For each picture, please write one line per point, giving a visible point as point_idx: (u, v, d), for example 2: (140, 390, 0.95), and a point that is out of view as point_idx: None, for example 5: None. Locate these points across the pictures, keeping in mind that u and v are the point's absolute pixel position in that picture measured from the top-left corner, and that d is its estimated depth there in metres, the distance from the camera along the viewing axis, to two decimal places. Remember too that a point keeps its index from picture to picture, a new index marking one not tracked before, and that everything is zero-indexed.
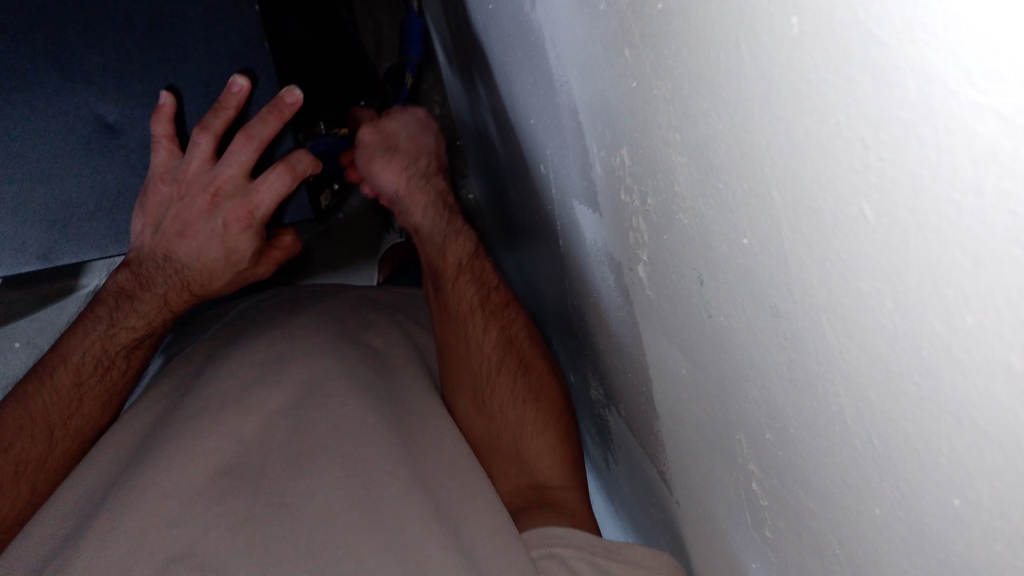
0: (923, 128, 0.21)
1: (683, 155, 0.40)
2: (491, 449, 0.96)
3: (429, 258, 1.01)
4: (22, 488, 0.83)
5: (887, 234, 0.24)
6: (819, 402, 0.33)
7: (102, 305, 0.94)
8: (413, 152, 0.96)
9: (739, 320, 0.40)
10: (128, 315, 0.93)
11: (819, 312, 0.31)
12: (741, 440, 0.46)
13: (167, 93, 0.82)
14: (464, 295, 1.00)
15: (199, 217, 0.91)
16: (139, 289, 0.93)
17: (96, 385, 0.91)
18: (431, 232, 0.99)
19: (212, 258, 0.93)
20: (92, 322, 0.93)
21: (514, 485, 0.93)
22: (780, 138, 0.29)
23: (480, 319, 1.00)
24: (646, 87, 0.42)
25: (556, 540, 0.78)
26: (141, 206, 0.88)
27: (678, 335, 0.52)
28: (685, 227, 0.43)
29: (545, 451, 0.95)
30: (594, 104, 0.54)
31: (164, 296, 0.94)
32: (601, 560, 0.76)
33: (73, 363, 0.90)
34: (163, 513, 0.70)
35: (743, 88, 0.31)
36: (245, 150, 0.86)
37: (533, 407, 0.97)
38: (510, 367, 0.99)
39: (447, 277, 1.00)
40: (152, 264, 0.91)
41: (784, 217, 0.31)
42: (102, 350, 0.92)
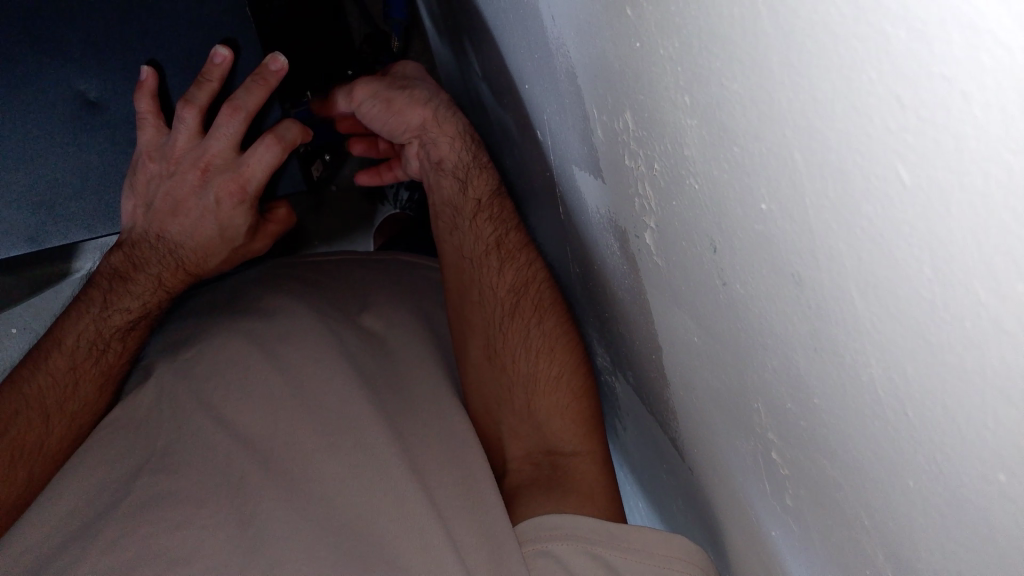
0: (968, 84, 0.19)
1: (693, 118, 0.38)
2: (500, 404, 0.94)
3: (448, 191, 0.97)
4: (19, 479, 0.77)
5: (925, 197, 0.23)
6: (848, 371, 0.32)
7: (95, 287, 0.89)
8: (432, 88, 0.97)
9: (757, 285, 0.38)
10: (123, 297, 0.88)
11: (847, 281, 0.29)
12: (759, 408, 0.45)
13: (147, 69, 0.79)
14: (482, 234, 0.97)
15: (190, 194, 0.87)
16: (132, 270, 0.88)
17: (92, 368, 0.84)
18: (457, 164, 0.97)
19: (207, 234, 0.89)
20: (85, 305, 0.88)
21: (524, 447, 0.93)
22: (804, 99, 0.27)
23: (496, 261, 0.97)
24: (650, 46, 0.40)
25: (554, 534, 0.79)
26: (131, 186, 0.84)
27: (689, 302, 0.50)
28: (697, 193, 0.41)
29: (558, 414, 0.93)
30: (596, 66, 0.51)
31: (159, 276, 0.89)
32: (603, 553, 0.77)
33: (68, 346, 0.85)
34: (173, 518, 0.69)
35: (760, 45, 0.29)
36: (232, 124, 0.82)
37: (546, 361, 0.94)
38: (524, 315, 0.96)
39: (466, 214, 0.97)
40: (145, 245, 0.88)
41: (808, 181, 0.29)
42: (97, 333, 0.86)
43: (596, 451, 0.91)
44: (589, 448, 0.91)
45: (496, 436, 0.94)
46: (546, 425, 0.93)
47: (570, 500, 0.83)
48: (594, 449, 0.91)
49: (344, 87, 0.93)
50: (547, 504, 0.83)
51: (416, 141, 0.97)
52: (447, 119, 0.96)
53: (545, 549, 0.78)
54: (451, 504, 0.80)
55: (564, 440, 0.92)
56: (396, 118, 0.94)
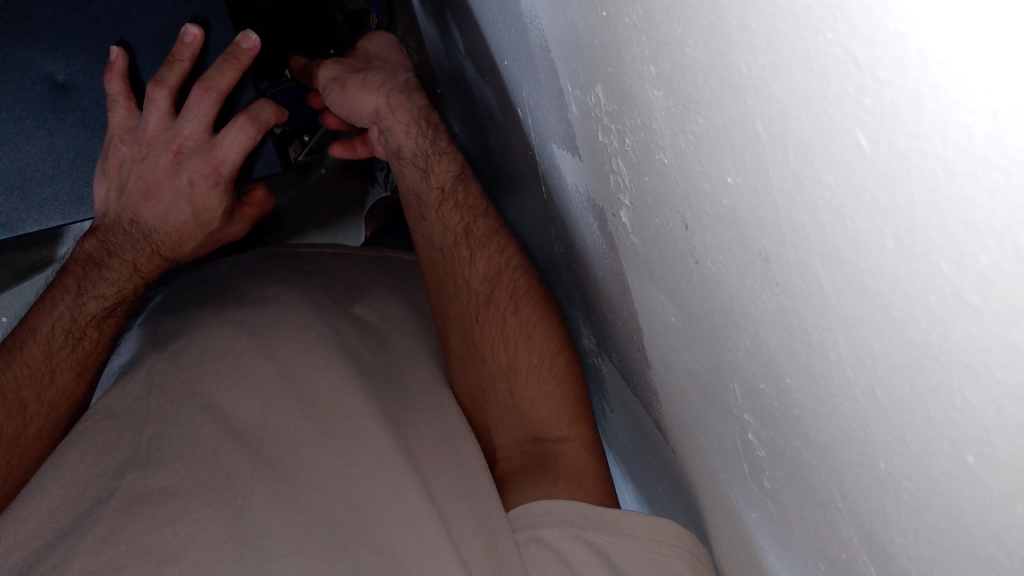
0: (924, 40, 0.18)
1: (659, 90, 0.36)
2: (483, 393, 0.94)
3: (411, 180, 0.96)
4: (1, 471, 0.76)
5: (885, 164, 0.21)
6: (817, 349, 0.31)
7: (69, 275, 0.86)
8: (387, 70, 0.92)
9: (728, 261, 0.37)
10: (98, 283, 0.86)
11: (813, 255, 0.28)
12: (734, 390, 0.44)
13: (116, 49, 0.77)
14: (448, 223, 0.96)
15: (162, 177, 0.85)
16: (106, 256, 0.86)
17: (69, 357, 0.83)
18: (416, 151, 0.94)
19: (181, 219, 0.87)
20: (59, 292, 0.86)
21: (511, 435, 0.93)
22: (763, 63, 0.26)
23: (467, 250, 0.96)
24: (616, 15, 0.38)
25: (545, 520, 0.78)
26: (104, 169, 0.83)
27: (665, 282, 0.49)
28: (667, 167, 0.40)
29: (543, 401, 0.92)
30: (567, 39, 0.50)
31: (134, 262, 0.87)
32: (594, 538, 0.77)
33: (43, 335, 0.83)
34: (163, 517, 0.68)
35: (718, 7, 0.27)
36: (204, 103, 0.81)
37: (525, 350, 0.93)
38: (500, 304, 0.95)
39: (430, 204, 0.96)
40: (119, 230, 0.85)
41: (770, 152, 0.28)
42: (73, 321, 0.84)
43: (585, 437, 0.90)
44: (576, 434, 0.90)
45: (484, 424, 0.94)
46: (530, 412, 0.92)
47: (560, 489, 0.83)
48: (582, 435, 0.90)
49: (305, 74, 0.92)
50: (537, 493, 0.83)
51: (375, 126, 0.93)
52: (402, 105, 0.92)
53: (537, 536, 0.78)
54: (446, 496, 0.79)
55: (550, 426, 0.91)
56: (351, 103, 0.91)
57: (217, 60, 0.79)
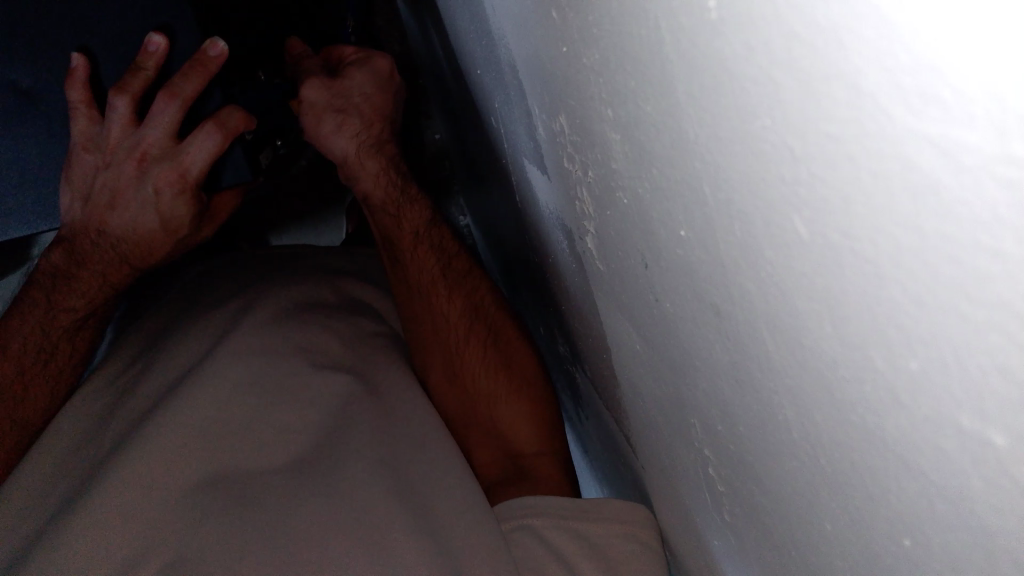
0: (855, 147, 0.18)
1: (617, 133, 0.36)
2: (466, 421, 0.93)
3: (382, 224, 0.93)
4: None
5: (821, 254, 0.21)
6: (766, 407, 0.31)
7: (35, 287, 0.88)
8: (367, 114, 0.87)
9: (683, 307, 0.37)
10: (67, 295, 0.88)
11: (759, 320, 0.27)
12: (694, 424, 0.44)
13: (76, 54, 0.73)
14: (425, 266, 0.94)
15: (128, 185, 0.84)
16: (76, 269, 0.87)
17: (40, 372, 0.86)
18: (388, 197, 0.91)
19: (147, 227, 0.86)
20: (28, 307, 0.88)
21: (491, 454, 0.92)
22: (708, 131, 0.25)
23: (444, 289, 0.95)
24: (575, 54, 0.38)
25: (530, 510, 0.77)
26: (68, 177, 0.81)
27: (628, 308, 0.49)
28: (627, 207, 0.40)
29: (520, 422, 0.92)
30: (533, 65, 0.49)
31: (103, 274, 0.88)
32: (576, 525, 0.75)
33: (14, 352, 0.85)
34: (121, 511, 0.65)
35: (666, 70, 0.27)
36: (169, 108, 0.78)
37: (505, 376, 0.93)
38: (479, 336, 0.94)
39: (406, 248, 0.94)
40: (86, 240, 0.86)
41: (718, 216, 0.27)
42: (43, 333, 0.87)
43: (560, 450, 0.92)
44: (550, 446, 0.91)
45: (462, 444, 0.93)
46: (510, 433, 0.92)
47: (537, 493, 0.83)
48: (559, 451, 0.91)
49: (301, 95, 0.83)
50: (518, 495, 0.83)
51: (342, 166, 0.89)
52: (375, 154, 0.89)
53: (522, 526, 0.75)
54: (420, 479, 0.76)
55: (527, 443, 0.91)
56: (323, 140, 0.86)
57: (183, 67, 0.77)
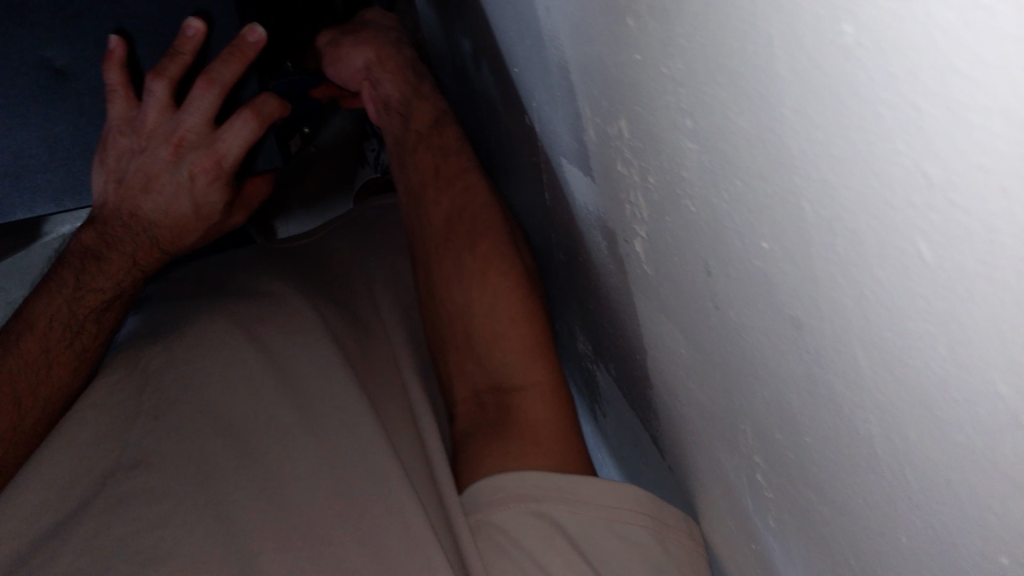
0: (1010, 180, 0.18)
1: (694, 142, 0.36)
2: (444, 344, 0.82)
3: (388, 125, 0.87)
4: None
5: (946, 279, 0.21)
6: (845, 421, 0.31)
7: (66, 267, 0.80)
8: (392, 34, 0.88)
9: (750, 317, 0.37)
10: (96, 277, 0.79)
11: (852, 338, 0.28)
12: (745, 430, 0.44)
13: (115, 37, 0.74)
14: (418, 164, 0.84)
15: (162, 170, 0.80)
16: (105, 249, 0.80)
17: (67, 352, 0.76)
18: (392, 96, 0.85)
19: (180, 213, 0.82)
20: (57, 286, 0.79)
21: (469, 387, 0.80)
22: (818, 148, 0.26)
23: (432, 190, 0.84)
24: (651, 61, 0.38)
25: (496, 500, 0.68)
26: (102, 160, 0.79)
27: (676, 313, 0.49)
28: (693, 216, 0.40)
29: (503, 348, 0.79)
30: (592, 68, 0.50)
31: (134, 257, 0.81)
32: (550, 510, 0.67)
33: (40, 329, 0.76)
34: (150, 521, 0.61)
35: (775, 87, 0.27)
36: (209, 96, 0.77)
37: (481, 293, 0.80)
38: (461, 244, 0.82)
39: (404, 145, 0.85)
40: (117, 223, 0.80)
41: (817, 233, 0.28)
42: (70, 315, 0.77)
43: (544, 386, 0.78)
44: (536, 380, 0.78)
45: (445, 373, 0.82)
46: (490, 361, 0.79)
47: (513, 458, 0.72)
48: (541, 385, 0.78)
49: (321, 34, 0.88)
50: (492, 462, 0.72)
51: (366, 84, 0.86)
52: (392, 55, 0.86)
53: (488, 521, 0.68)
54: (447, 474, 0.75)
55: (508, 372, 0.79)
56: (343, 58, 0.86)
57: (223, 54, 0.76)
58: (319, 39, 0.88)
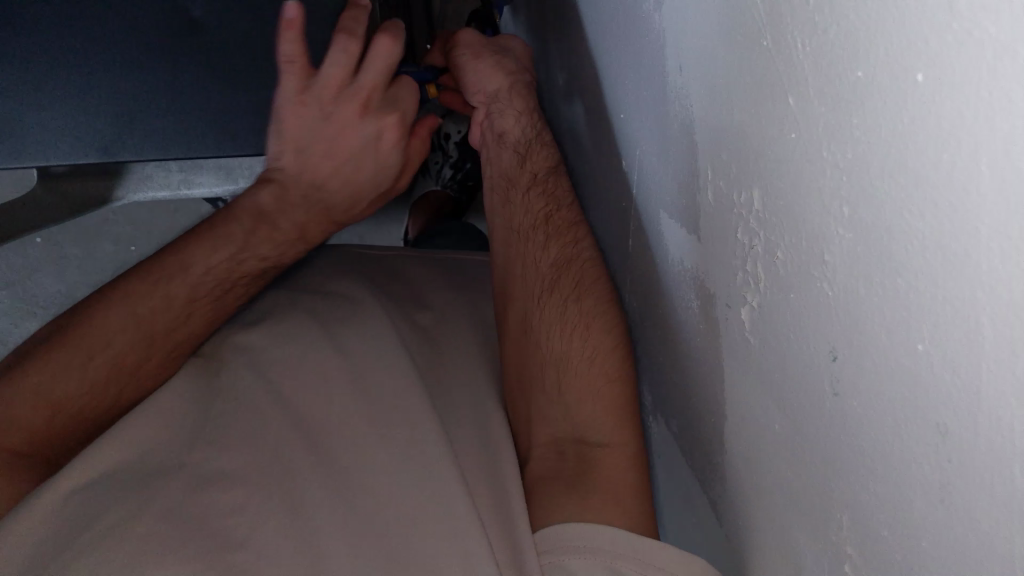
0: None
1: (848, 231, 0.36)
2: (531, 383, 0.83)
3: (506, 164, 0.93)
4: (75, 421, 0.72)
5: None
6: (978, 535, 0.31)
7: (222, 228, 0.81)
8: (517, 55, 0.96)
9: (880, 412, 0.37)
10: (262, 241, 0.82)
11: (1010, 457, 0.28)
12: (839, 519, 0.44)
13: (292, 4, 0.70)
14: (531, 207, 0.90)
15: (346, 135, 0.81)
16: (277, 211, 0.82)
17: (200, 315, 0.79)
18: (518, 139, 0.94)
19: (361, 179, 0.85)
20: (202, 248, 0.79)
21: (549, 431, 0.81)
22: (1014, 270, 0.26)
23: (542, 235, 0.89)
24: (809, 144, 0.39)
25: (571, 545, 0.69)
26: (281, 130, 0.79)
27: (777, 387, 0.49)
28: (828, 299, 0.40)
29: (591, 399, 0.80)
30: (728, 135, 0.50)
31: (303, 221, 0.84)
32: (623, 568, 0.68)
33: (186, 288, 0.78)
34: (219, 506, 0.64)
35: (971, 201, 0.28)
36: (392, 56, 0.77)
37: (579, 339, 0.82)
38: (564, 290, 0.85)
39: (520, 185, 0.92)
40: (296, 187, 0.83)
41: (991, 349, 0.28)
42: (196, 287, 0.78)
43: (628, 445, 0.77)
44: (620, 438, 0.77)
45: (526, 414, 0.83)
46: (575, 410, 0.80)
47: (591, 509, 0.72)
48: (626, 442, 0.77)
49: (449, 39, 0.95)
50: (568, 508, 0.73)
51: (485, 108, 0.94)
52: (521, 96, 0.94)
53: (560, 564, 0.68)
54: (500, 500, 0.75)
55: (591, 425, 0.79)
56: (472, 73, 0.92)
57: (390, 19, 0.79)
58: (458, 41, 0.94)
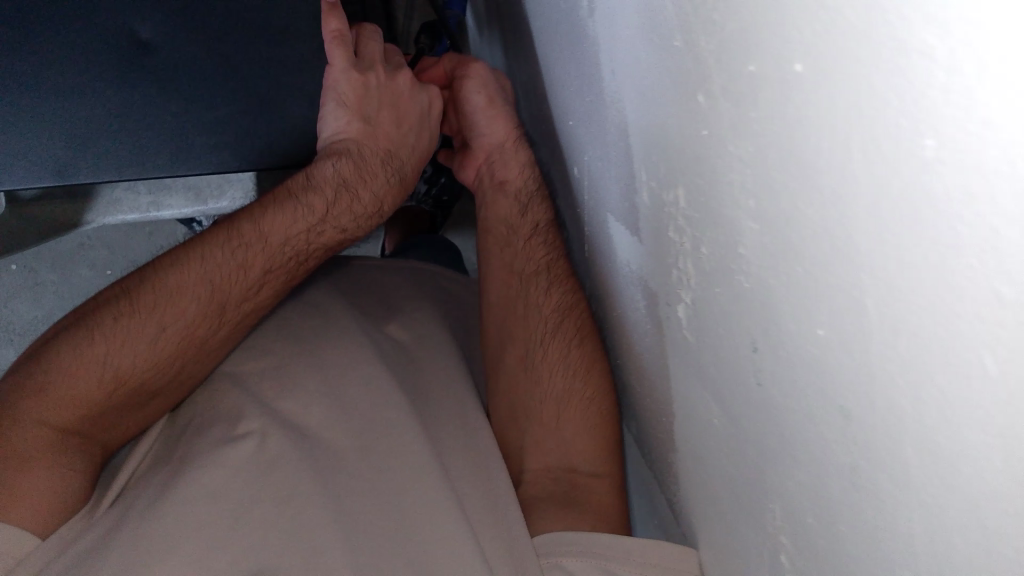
0: None
1: (755, 222, 0.37)
2: (527, 414, 0.86)
3: (506, 211, 0.93)
4: (117, 398, 0.70)
5: (1009, 395, 0.22)
6: (885, 517, 0.32)
7: (313, 195, 0.84)
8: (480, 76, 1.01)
9: (796, 400, 0.37)
10: (342, 211, 0.87)
11: (903, 438, 0.28)
12: (773, 508, 0.45)
13: None
14: (533, 255, 0.91)
15: (405, 100, 0.93)
16: (358, 181, 0.88)
17: (276, 284, 0.80)
18: (520, 188, 0.93)
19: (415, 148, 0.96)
20: (298, 208, 0.83)
21: (543, 460, 0.84)
22: (887, 250, 0.27)
23: (544, 281, 0.90)
24: (719, 138, 0.40)
25: (569, 548, 0.73)
26: (348, 103, 0.86)
27: (712, 381, 0.50)
28: (745, 291, 0.40)
29: (583, 433, 0.84)
30: (654, 135, 0.51)
31: (376, 194, 0.92)
32: (617, 569, 0.71)
33: (271, 248, 0.80)
34: (200, 520, 0.63)
35: (849, 183, 0.28)
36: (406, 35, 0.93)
37: (578, 382, 0.85)
38: (565, 336, 0.87)
39: (520, 234, 0.92)
40: (370, 157, 0.90)
41: (877, 331, 0.28)
42: (286, 250, 0.81)
43: (614, 476, 0.83)
44: (609, 470, 0.83)
45: (518, 442, 0.86)
46: (568, 442, 0.84)
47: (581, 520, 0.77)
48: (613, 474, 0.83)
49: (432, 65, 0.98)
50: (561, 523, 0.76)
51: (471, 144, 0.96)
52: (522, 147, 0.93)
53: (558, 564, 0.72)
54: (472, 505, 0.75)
55: (584, 457, 0.83)
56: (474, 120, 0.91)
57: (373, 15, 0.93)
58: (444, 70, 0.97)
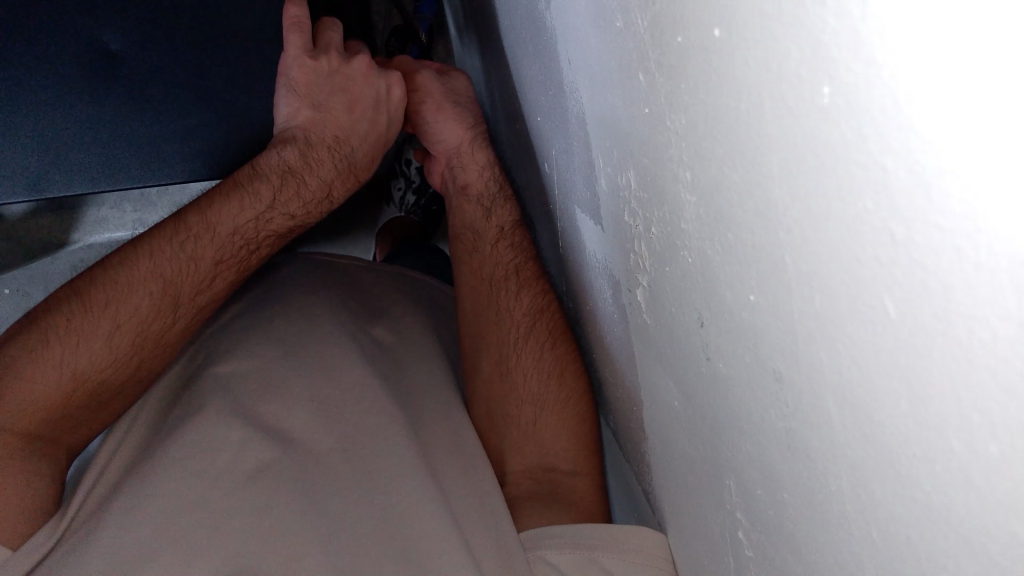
0: (962, 239, 0.19)
1: (692, 195, 0.37)
2: (506, 419, 0.85)
3: (472, 218, 0.93)
4: (75, 406, 0.72)
5: (908, 334, 0.22)
6: (819, 479, 0.32)
7: (256, 182, 0.81)
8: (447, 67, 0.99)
9: (739, 370, 0.37)
10: (292, 198, 0.84)
11: (826, 393, 0.29)
12: (729, 484, 0.45)
13: None
14: (502, 259, 0.91)
15: (360, 85, 0.86)
16: (305, 169, 0.84)
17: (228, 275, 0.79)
18: (482, 192, 0.93)
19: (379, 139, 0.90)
20: (238, 198, 0.81)
21: (524, 462, 0.84)
22: (800, 204, 0.27)
23: (513, 286, 0.90)
24: (658, 116, 0.40)
25: (553, 541, 0.74)
26: (294, 90, 0.82)
27: (670, 363, 0.50)
28: (690, 267, 0.41)
29: (563, 433, 0.85)
30: (607, 121, 0.51)
31: (331, 183, 0.87)
32: (602, 557, 0.72)
33: (213, 242, 0.79)
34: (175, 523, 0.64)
35: (763, 141, 0.28)
36: None
37: (555, 384, 0.85)
38: (539, 339, 0.87)
39: (487, 240, 0.92)
40: (324, 147, 0.86)
41: (796, 287, 0.29)
42: (228, 242, 0.79)
43: (594, 473, 0.84)
44: (587, 466, 0.84)
45: (498, 447, 0.85)
46: (547, 443, 0.85)
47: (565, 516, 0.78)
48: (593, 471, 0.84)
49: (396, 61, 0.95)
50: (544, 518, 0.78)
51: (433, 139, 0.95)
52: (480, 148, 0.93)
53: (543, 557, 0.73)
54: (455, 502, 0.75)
55: (564, 457, 0.84)
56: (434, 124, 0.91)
57: None
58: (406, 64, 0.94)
